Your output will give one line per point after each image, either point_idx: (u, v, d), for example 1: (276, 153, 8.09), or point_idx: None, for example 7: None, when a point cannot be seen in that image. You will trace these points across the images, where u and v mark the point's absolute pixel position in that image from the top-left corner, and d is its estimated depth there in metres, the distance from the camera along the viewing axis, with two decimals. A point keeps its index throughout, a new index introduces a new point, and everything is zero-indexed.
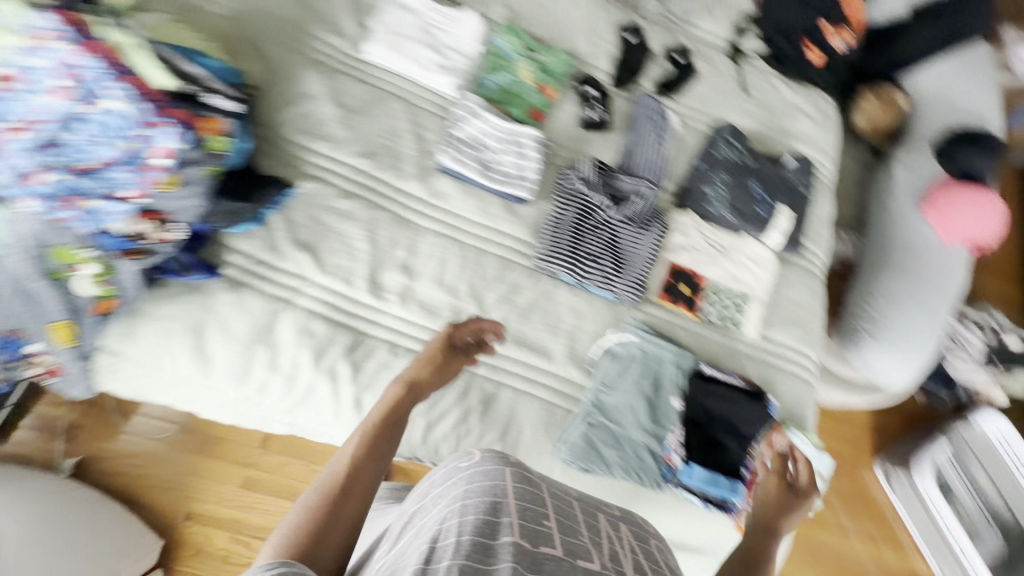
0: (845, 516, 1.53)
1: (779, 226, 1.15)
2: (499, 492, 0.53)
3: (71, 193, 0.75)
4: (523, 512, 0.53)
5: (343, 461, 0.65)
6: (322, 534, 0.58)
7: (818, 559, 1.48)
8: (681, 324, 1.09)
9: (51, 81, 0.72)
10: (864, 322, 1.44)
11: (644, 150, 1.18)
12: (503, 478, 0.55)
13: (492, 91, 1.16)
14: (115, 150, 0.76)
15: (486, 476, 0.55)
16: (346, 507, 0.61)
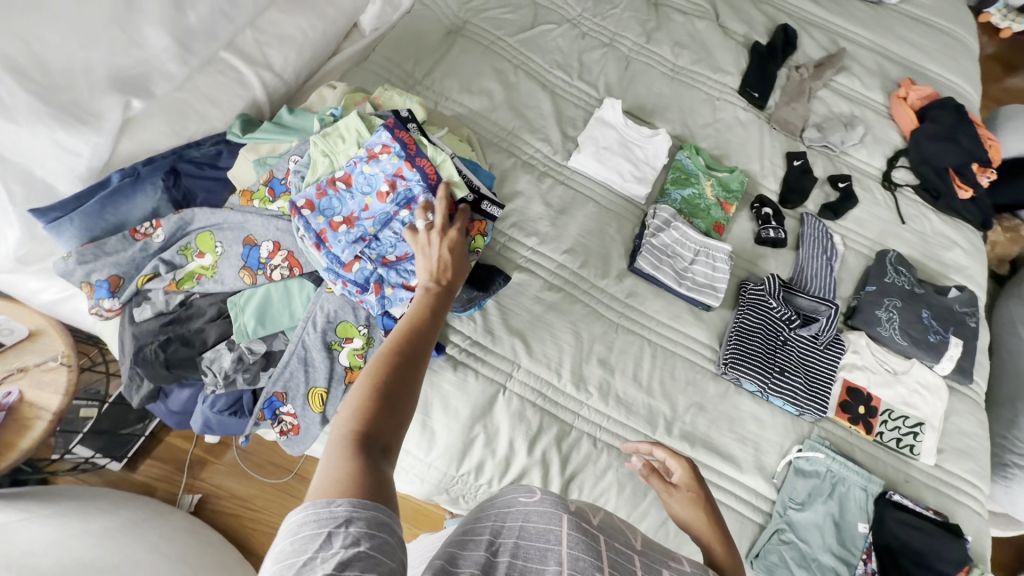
0: None
1: (949, 355, 1.19)
2: (553, 538, 0.51)
3: (379, 282, 0.84)
4: (574, 562, 0.49)
5: (387, 348, 0.61)
6: (385, 403, 0.55)
7: None
8: (858, 444, 1.11)
9: (379, 186, 0.85)
10: (1013, 454, 1.43)
11: (817, 267, 1.25)
12: (557, 524, 0.53)
13: (677, 201, 1.26)
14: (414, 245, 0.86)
15: (543, 518, 0.54)
16: (399, 384, 0.57)
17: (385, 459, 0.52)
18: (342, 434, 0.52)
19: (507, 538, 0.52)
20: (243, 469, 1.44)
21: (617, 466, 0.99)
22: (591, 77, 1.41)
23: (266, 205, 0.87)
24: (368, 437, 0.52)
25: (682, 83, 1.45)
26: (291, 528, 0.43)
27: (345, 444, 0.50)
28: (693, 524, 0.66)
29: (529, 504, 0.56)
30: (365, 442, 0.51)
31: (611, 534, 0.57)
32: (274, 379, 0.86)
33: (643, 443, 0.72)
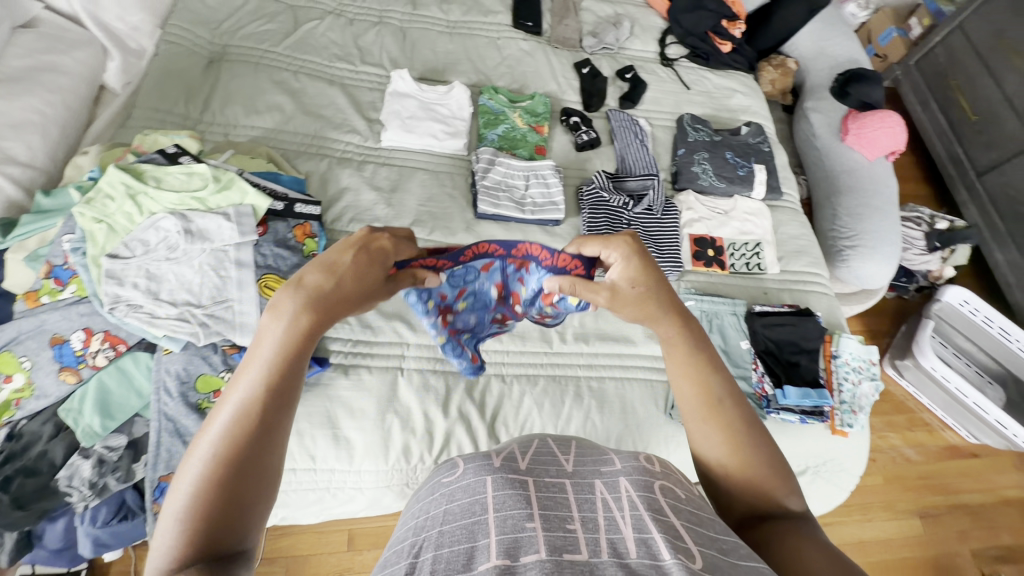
0: (898, 421, 2.26)
1: (758, 181, 1.39)
2: (479, 509, 0.49)
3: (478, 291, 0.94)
4: (506, 520, 0.47)
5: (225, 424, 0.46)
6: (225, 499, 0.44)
7: (910, 455, 2.20)
8: (719, 281, 1.27)
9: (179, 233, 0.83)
10: (842, 240, 1.70)
11: (634, 151, 1.38)
12: (481, 491, 0.52)
13: (496, 141, 1.33)
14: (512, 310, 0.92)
15: (467, 492, 0.52)
16: (239, 477, 0.45)
17: (234, 565, 0.43)
18: (168, 556, 0.42)
19: (432, 529, 0.49)
20: None
21: (529, 390, 1.06)
22: (374, 58, 1.41)
23: (58, 297, 0.81)
24: (201, 551, 0.42)
25: (460, 36, 1.50)
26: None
27: (170, 572, 0.41)
28: (642, 316, 0.64)
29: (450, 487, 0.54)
30: (193, 563, 0.41)
31: (544, 471, 0.57)
32: (153, 464, 0.79)
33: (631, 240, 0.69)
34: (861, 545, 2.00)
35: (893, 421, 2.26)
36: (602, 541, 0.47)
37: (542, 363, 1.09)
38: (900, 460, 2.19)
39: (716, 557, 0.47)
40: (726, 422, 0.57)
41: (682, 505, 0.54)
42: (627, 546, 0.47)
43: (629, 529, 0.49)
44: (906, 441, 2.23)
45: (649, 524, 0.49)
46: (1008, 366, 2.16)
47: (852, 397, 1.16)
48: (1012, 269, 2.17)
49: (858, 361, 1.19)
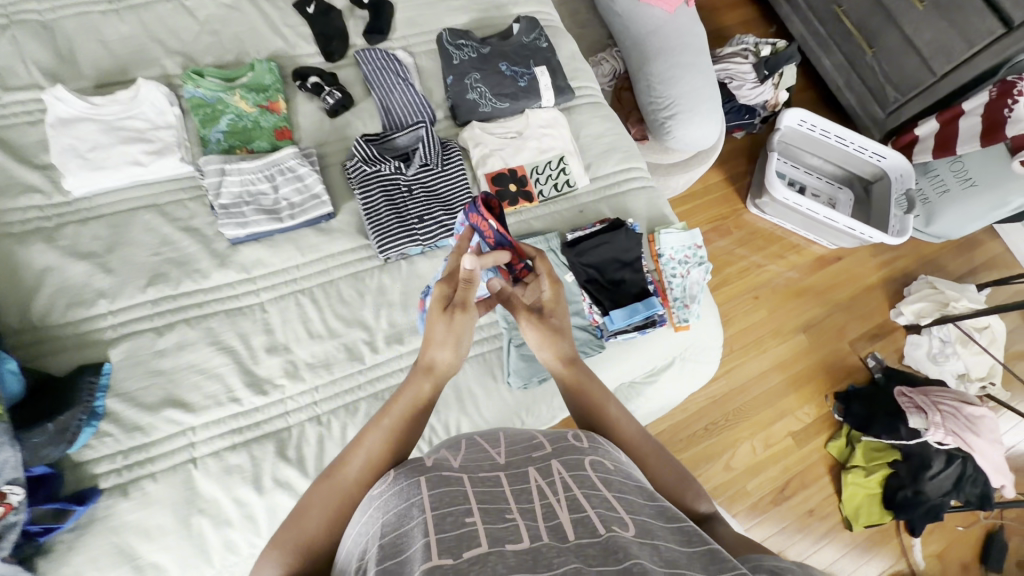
0: (755, 255, 2.37)
1: (543, 85, 1.22)
2: (414, 512, 0.49)
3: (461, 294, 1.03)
4: (436, 524, 0.47)
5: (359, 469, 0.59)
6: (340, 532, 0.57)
7: (786, 282, 2.36)
8: (531, 217, 1.16)
9: None
10: (661, 112, 1.61)
11: (397, 97, 1.16)
12: (415, 494, 0.51)
13: (223, 141, 1.07)
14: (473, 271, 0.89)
15: (401, 497, 0.51)
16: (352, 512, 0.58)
17: None
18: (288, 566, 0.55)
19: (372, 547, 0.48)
20: None
21: (352, 421, 0.95)
22: (23, 79, 1.05)
23: None
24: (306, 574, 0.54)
25: (132, 9, 1.14)
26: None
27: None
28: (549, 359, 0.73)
29: (389, 495, 0.53)
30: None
31: (480, 465, 0.57)
32: None
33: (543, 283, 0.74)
34: (763, 373, 2.20)
35: (767, 255, 2.39)
36: (543, 530, 0.48)
37: (360, 384, 0.98)
38: (778, 290, 2.34)
39: (647, 522, 0.51)
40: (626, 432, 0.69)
41: (612, 475, 0.57)
42: (566, 530, 0.48)
43: (565, 512, 0.50)
44: (782, 265, 2.38)
45: (584, 504, 0.51)
46: (851, 167, 2.24)
47: (684, 290, 1.14)
48: (839, 71, 2.22)
49: (683, 252, 1.16)
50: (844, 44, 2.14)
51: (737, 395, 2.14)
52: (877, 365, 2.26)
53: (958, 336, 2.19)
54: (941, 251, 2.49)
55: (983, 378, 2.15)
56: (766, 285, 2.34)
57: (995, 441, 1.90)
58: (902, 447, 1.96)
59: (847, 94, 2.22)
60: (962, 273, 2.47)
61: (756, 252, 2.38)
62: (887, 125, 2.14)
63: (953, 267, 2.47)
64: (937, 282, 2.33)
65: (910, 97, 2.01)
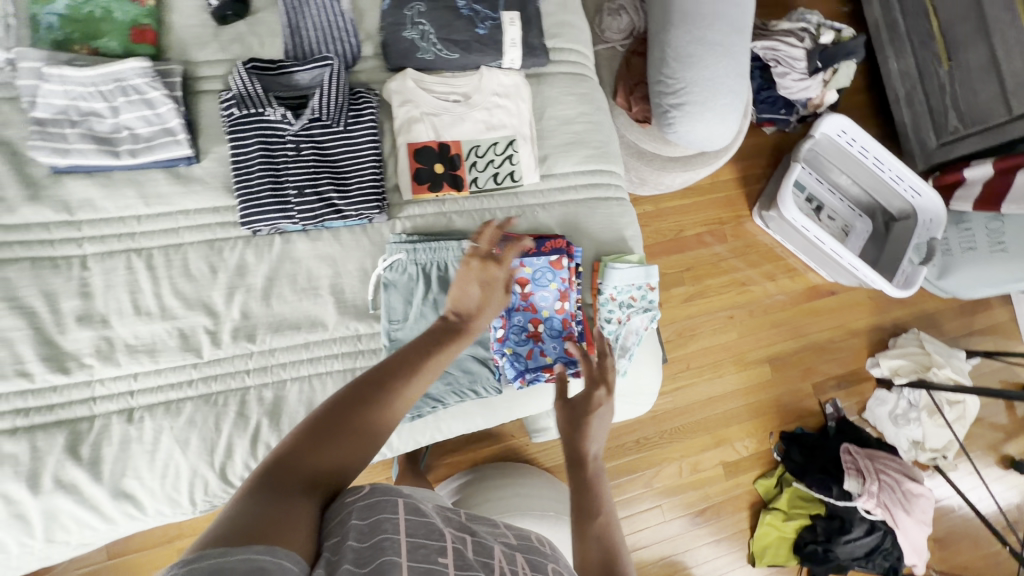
0: (743, 271, 2.12)
1: (509, 40, 0.94)
2: (391, 522, 0.45)
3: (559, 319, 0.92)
4: (419, 544, 0.44)
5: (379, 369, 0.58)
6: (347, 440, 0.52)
7: (766, 308, 2.14)
8: (453, 210, 0.92)
9: None
10: (669, 96, 1.31)
11: (311, 18, 0.88)
12: (391, 506, 0.46)
13: (57, 28, 0.79)
14: (549, 276, 0.91)
15: (371, 509, 0.45)
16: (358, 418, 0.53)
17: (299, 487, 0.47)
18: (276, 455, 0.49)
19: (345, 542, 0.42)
20: None
21: (169, 425, 0.78)
22: None
23: None
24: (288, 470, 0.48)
25: None
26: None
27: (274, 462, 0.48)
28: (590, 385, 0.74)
29: (358, 505, 0.46)
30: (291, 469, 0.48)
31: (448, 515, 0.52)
32: None
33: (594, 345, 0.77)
34: (709, 398, 2.04)
35: (759, 273, 2.14)
36: None
37: (191, 381, 0.80)
38: (755, 313, 2.13)
39: None
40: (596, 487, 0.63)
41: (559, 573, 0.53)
42: None
43: None
44: (771, 287, 2.15)
45: None
46: (877, 196, 1.88)
47: (616, 339, 0.94)
48: (903, 77, 1.76)
49: (627, 293, 0.94)
50: (920, 47, 1.67)
51: (676, 415, 2.00)
52: (834, 414, 2.09)
53: (925, 402, 2.02)
54: (945, 308, 2.27)
55: (939, 452, 2.01)
56: (745, 305, 2.12)
57: (923, 522, 1.84)
58: (830, 505, 1.87)
59: (902, 110, 1.78)
60: (959, 336, 2.26)
61: (747, 266, 2.13)
62: (935, 157, 1.73)
63: (952, 328, 2.26)
64: (926, 341, 2.12)
65: (971, 132, 1.60)
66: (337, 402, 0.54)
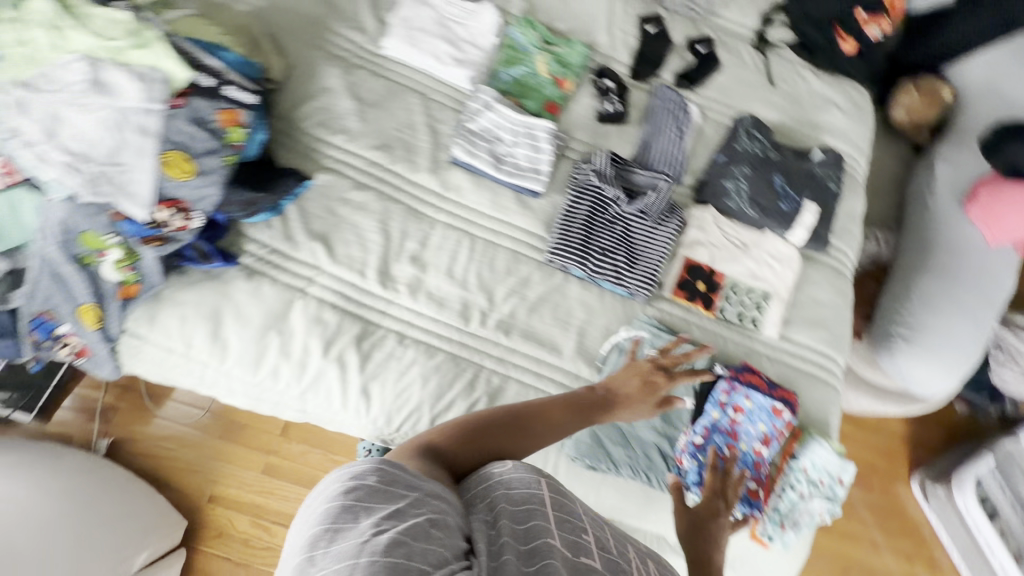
0: (883, 539, 1.46)
1: (802, 222, 1.11)
2: (538, 500, 0.51)
3: (753, 460, 0.93)
4: (562, 522, 0.49)
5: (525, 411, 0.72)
6: (487, 434, 0.64)
7: None
8: (696, 322, 1.05)
9: (75, 93, 0.77)
10: (900, 326, 1.36)
11: (662, 145, 1.15)
12: (539, 487, 0.52)
13: (506, 84, 1.15)
14: (765, 417, 0.94)
15: (523, 485, 0.52)
16: (501, 427, 0.66)
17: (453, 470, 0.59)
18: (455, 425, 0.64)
19: (500, 506, 0.50)
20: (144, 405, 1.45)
21: (422, 362, 0.96)
22: None
23: None
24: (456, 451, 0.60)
25: None
26: (324, 490, 0.47)
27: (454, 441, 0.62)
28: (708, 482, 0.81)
29: (509, 478, 0.54)
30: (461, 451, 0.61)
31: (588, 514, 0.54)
32: (29, 298, 0.84)
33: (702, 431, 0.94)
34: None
35: None
36: None
37: (450, 340, 0.99)
38: None
39: None
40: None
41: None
42: None
43: None
44: None
45: None
46: None
47: (790, 509, 0.95)
48: None
49: (820, 473, 0.96)
50: None
51: None
52: None
53: None
54: None
55: None
56: None
57: None
58: None
59: None
60: None
61: None
62: None
63: None
64: None
65: None
66: (496, 417, 0.67)
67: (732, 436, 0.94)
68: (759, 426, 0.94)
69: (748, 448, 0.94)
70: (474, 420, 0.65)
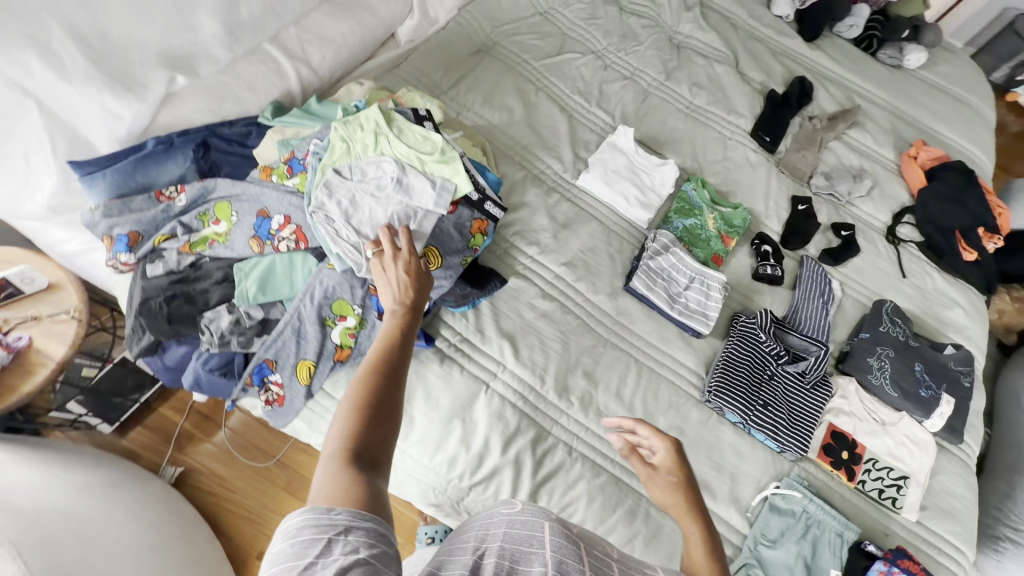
0: None
1: (937, 412, 1.18)
2: (536, 542, 0.52)
3: None
4: (559, 566, 0.50)
5: (366, 365, 0.59)
6: (375, 416, 0.55)
7: None
8: (838, 490, 1.10)
9: (383, 189, 0.92)
10: (1005, 526, 1.37)
11: (813, 310, 1.26)
12: (542, 529, 0.53)
13: (678, 230, 1.29)
14: None
15: (526, 527, 0.54)
16: (384, 404, 0.56)
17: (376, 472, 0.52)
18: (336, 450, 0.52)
19: (495, 541, 0.52)
20: (229, 450, 1.38)
21: (588, 477, 0.99)
22: (608, 105, 1.45)
23: (283, 182, 0.93)
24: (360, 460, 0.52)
25: (696, 121, 1.49)
26: (290, 532, 0.45)
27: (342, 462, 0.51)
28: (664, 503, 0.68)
29: (517, 519, 0.55)
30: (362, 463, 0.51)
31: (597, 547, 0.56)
32: (267, 346, 0.90)
33: (628, 420, 0.71)
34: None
35: None
36: None
37: (614, 462, 1.03)
38: None
39: None
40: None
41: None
42: None
43: None
44: None
45: None
46: None
47: None
48: None
49: None
50: None
51: None
52: None
53: None
54: None
55: None
56: None
57: None
58: None
59: None
60: None
61: None
62: None
63: None
64: None
65: None
66: (366, 391, 0.57)
67: None
68: None
69: None
70: (348, 410, 0.55)
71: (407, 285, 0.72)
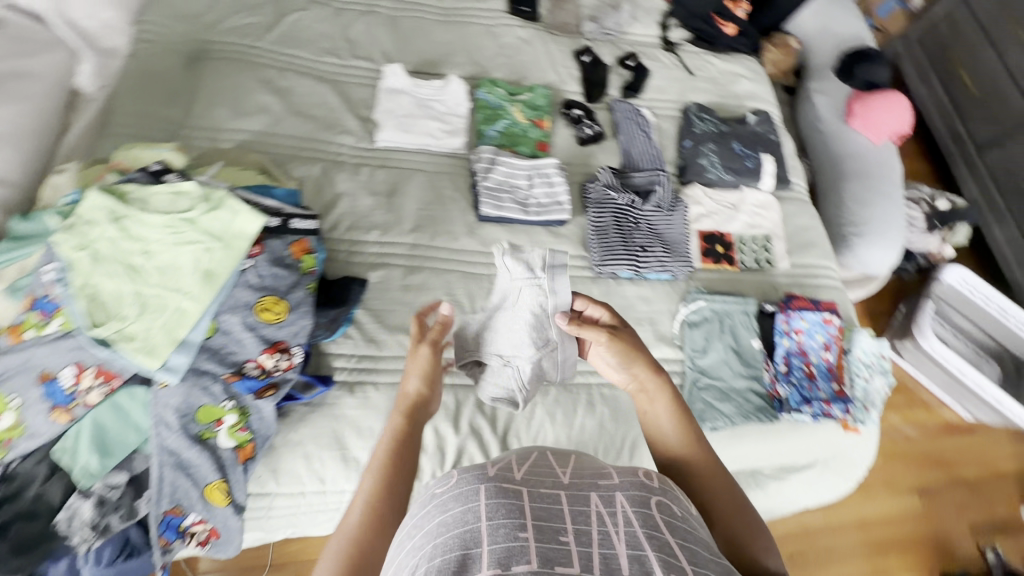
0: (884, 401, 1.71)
1: (765, 173, 1.35)
2: (472, 519, 0.45)
3: (824, 367, 1.15)
4: (501, 537, 0.43)
5: (364, 499, 0.57)
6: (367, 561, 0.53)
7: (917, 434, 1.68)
8: (729, 279, 1.24)
9: (170, 276, 0.78)
10: (847, 227, 1.67)
11: (640, 145, 1.33)
12: (477, 498, 0.47)
13: (496, 138, 1.27)
14: (820, 330, 1.16)
15: (460, 501, 0.47)
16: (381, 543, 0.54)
17: None
18: None
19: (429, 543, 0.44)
20: None
21: (541, 400, 1.03)
22: (364, 51, 1.32)
23: (43, 331, 0.75)
24: None
25: (455, 24, 1.41)
26: None
27: None
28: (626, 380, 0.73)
29: (448, 496, 0.48)
30: None
31: (541, 482, 0.50)
32: (156, 500, 0.78)
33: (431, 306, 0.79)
34: (832, 525, 1.50)
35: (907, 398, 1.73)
36: (595, 555, 0.42)
37: None
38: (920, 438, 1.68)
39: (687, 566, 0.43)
40: (684, 424, 0.66)
41: (678, 524, 0.48)
42: (620, 563, 0.42)
43: (623, 544, 0.43)
44: None
45: (643, 541, 0.44)
46: (1008, 344, 1.72)
47: (865, 394, 1.16)
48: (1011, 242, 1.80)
49: (871, 356, 1.18)
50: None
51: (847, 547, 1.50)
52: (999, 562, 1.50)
53: None
54: None
55: None
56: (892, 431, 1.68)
57: None
58: None
59: (1016, 273, 1.79)
60: None
61: None
62: None
63: None
64: None
65: None
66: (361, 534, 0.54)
67: (804, 353, 1.16)
68: (818, 338, 1.16)
69: (817, 358, 1.16)
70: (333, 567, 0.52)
71: (427, 380, 0.69)
